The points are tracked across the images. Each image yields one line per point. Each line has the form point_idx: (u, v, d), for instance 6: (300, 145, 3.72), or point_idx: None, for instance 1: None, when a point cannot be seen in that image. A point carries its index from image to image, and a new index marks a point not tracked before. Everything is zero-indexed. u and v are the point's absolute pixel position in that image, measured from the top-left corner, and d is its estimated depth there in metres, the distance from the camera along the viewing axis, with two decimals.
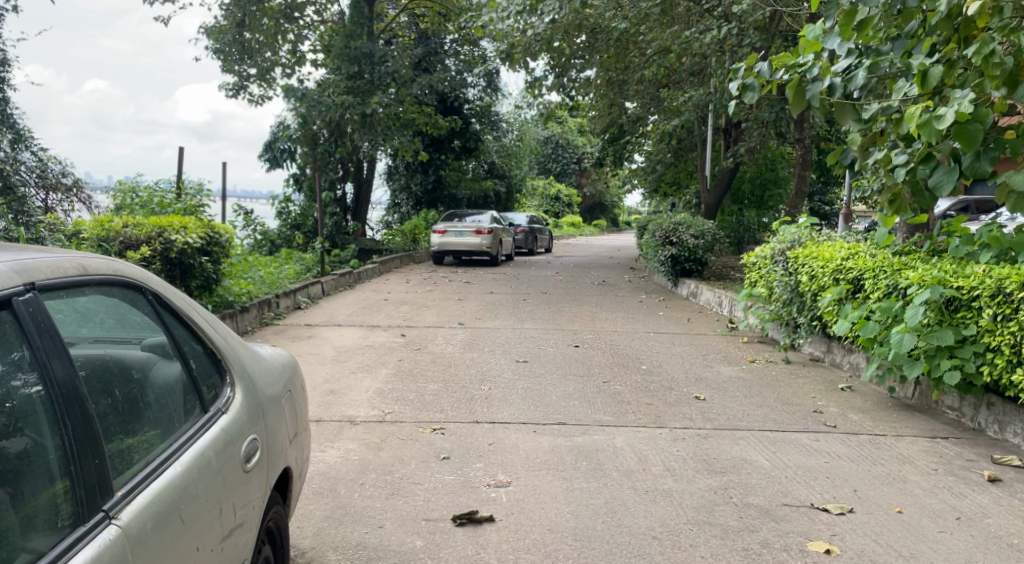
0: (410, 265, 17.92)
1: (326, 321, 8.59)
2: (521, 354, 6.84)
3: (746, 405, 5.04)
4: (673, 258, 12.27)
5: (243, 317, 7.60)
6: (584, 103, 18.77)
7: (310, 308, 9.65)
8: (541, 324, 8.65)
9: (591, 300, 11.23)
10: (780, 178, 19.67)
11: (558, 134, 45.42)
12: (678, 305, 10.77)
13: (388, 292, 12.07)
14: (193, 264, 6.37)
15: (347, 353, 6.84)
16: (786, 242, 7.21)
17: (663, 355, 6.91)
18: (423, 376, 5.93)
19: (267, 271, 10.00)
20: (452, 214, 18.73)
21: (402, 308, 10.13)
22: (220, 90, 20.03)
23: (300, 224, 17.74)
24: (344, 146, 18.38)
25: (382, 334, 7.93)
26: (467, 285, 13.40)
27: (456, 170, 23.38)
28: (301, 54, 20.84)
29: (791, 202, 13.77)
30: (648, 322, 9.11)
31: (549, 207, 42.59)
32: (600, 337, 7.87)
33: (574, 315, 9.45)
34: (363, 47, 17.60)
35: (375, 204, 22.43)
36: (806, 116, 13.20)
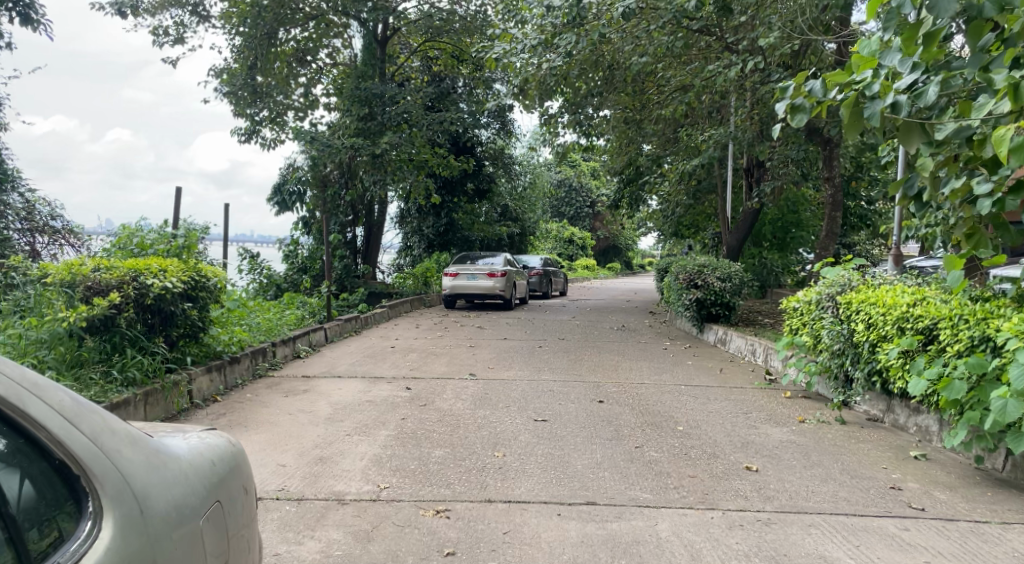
0: (421, 309, 17.30)
1: (325, 372, 7.90)
2: (540, 411, 6.10)
3: (809, 480, 4.24)
4: (699, 302, 11.54)
5: (232, 369, 6.94)
6: (600, 143, 18.37)
7: (310, 357, 8.98)
8: (560, 375, 7.90)
9: (612, 347, 10.47)
10: (804, 219, 19.00)
11: (573, 178, 45.28)
12: (706, 353, 10.00)
13: (395, 339, 11.39)
14: (173, 312, 5.77)
15: (345, 410, 6.13)
16: (834, 286, 6.48)
17: (699, 412, 6.12)
18: (428, 439, 5.18)
19: (266, 317, 9.39)
20: (464, 257, 18.20)
21: (409, 356, 9.43)
22: (232, 134, 19.84)
23: (308, 267, 17.23)
24: (354, 189, 18.15)
25: (386, 386, 7.21)
26: (479, 331, 12.71)
27: (470, 213, 22.98)
28: (313, 97, 20.70)
29: (822, 244, 13.06)
30: (676, 372, 8.34)
31: (562, 250, 42.13)
32: (626, 390, 7.11)
33: (594, 364, 8.71)
34: (374, 88, 17.51)
35: (386, 248, 21.97)
36: (833, 153, 12.58)
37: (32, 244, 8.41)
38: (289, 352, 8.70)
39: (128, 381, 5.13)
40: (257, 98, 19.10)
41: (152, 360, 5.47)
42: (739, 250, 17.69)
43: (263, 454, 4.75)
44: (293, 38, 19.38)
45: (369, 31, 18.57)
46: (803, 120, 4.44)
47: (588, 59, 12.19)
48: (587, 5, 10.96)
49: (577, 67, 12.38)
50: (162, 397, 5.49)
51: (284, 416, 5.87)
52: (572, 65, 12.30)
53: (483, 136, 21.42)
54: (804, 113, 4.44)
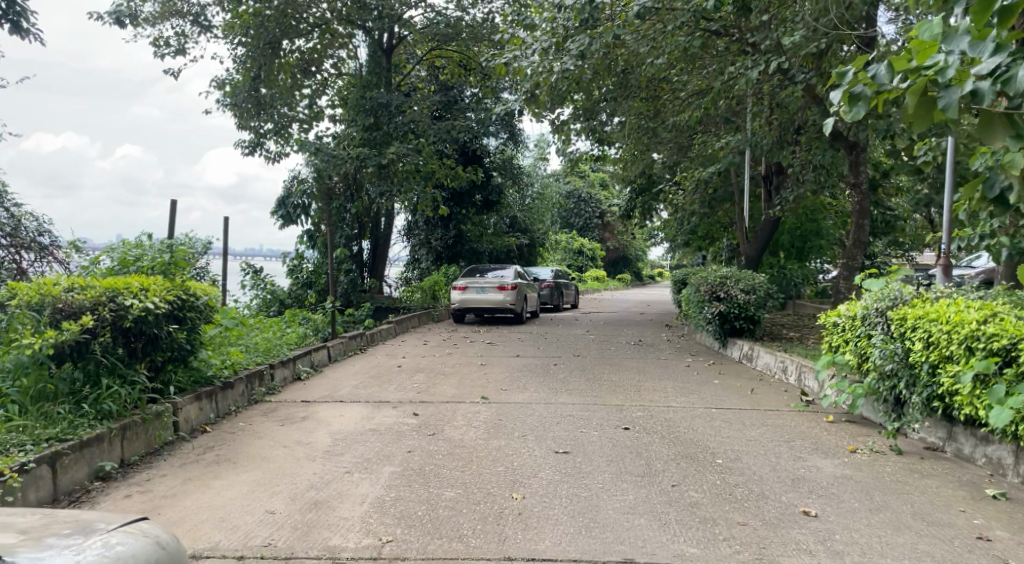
0: (430, 324, 16.79)
1: (326, 397, 7.34)
2: (560, 440, 5.52)
3: (880, 527, 3.64)
4: (722, 315, 10.96)
5: (225, 396, 6.44)
6: (612, 151, 17.86)
7: (311, 380, 8.43)
8: (578, 397, 7.32)
9: (632, 365, 9.88)
10: (823, 228, 18.37)
11: (581, 189, 44.79)
12: (732, 371, 9.39)
13: (401, 357, 10.83)
14: (158, 334, 5.29)
15: (346, 441, 5.58)
16: (883, 300, 5.88)
17: (736, 442, 5.52)
18: (437, 477, 4.61)
19: (265, 336, 8.87)
20: (473, 270, 17.69)
21: (416, 377, 8.87)
22: (236, 146, 19.45)
23: (312, 281, 16.67)
24: (360, 201, 17.84)
25: (391, 413, 6.66)
26: (489, 347, 12.13)
27: (478, 225, 22.52)
28: (318, 109, 20.32)
29: (849, 253, 12.37)
30: (705, 393, 7.74)
31: (572, 261, 41.56)
32: (652, 414, 6.52)
33: (614, 385, 8.12)
34: (380, 97, 17.12)
35: (393, 261, 21.47)
36: (860, 159, 11.96)
37: (16, 261, 7.94)
38: (288, 375, 8.16)
39: (102, 415, 4.70)
40: (261, 110, 18.70)
41: (131, 390, 5.02)
42: (759, 260, 17.06)
43: (250, 498, 4.20)
44: (297, 49, 19.07)
45: (374, 39, 18.24)
46: (861, 112, 4.08)
47: (601, 62, 11.71)
48: (600, 6, 10.51)
49: (589, 71, 11.89)
50: (143, 431, 5.02)
51: (278, 449, 5.31)
52: (584, 68, 11.80)
53: (491, 146, 21.48)
54: (862, 103, 4.09)
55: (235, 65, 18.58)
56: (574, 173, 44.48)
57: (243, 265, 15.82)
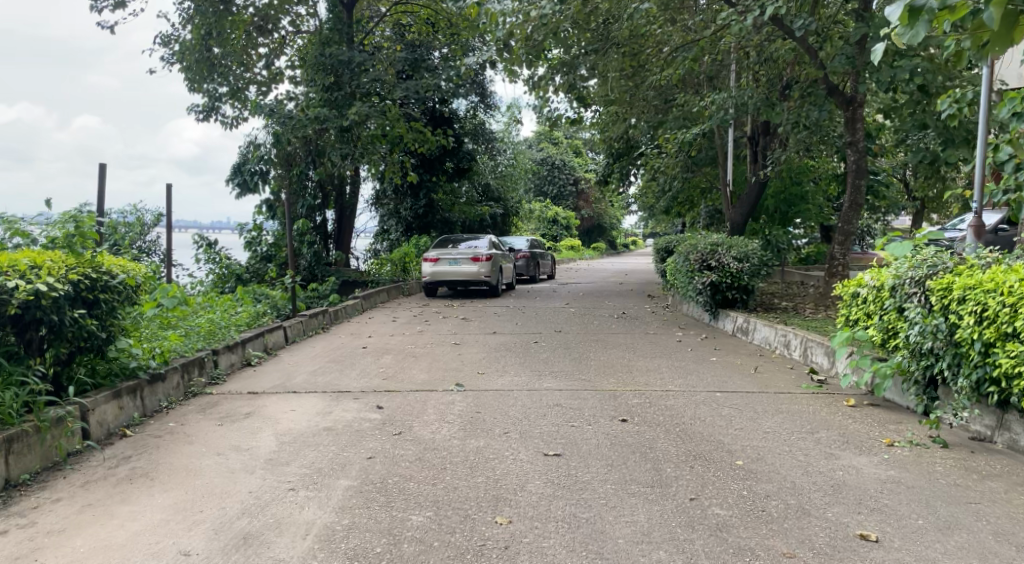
0: (400, 299, 15.86)
1: (277, 388, 6.39)
2: (549, 439, 4.68)
3: (961, 556, 2.89)
4: (713, 286, 10.20)
5: (154, 390, 5.45)
6: (590, 112, 16.88)
7: (263, 367, 7.47)
8: (565, 382, 6.49)
9: (620, 341, 9.10)
10: (807, 192, 17.73)
11: (555, 156, 43.77)
12: (728, 346, 8.64)
13: (367, 337, 9.89)
14: (60, 320, 4.32)
15: (296, 444, 4.67)
16: (920, 267, 5.11)
17: (754, 437, 4.74)
18: (403, 494, 3.75)
19: (210, 318, 7.84)
20: (446, 240, 16.74)
21: (382, 360, 7.96)
22: (189, 111, 17.95)
23: (273, 255, 15.49)
24: (323, 167, 16.48)
25: (351, 406, 5.76)
26: (464, 324, 11.23)
27: (450, 194, 21.50)
28: (276, 70, 18.90)
29: (844, 216, 11.47)
30: (705, 373, 6.97)
31: (546, 231, 40.71)
32: (651, 402, 5.73)
33: (604, 366, 7.31)
34: (341, 55, 15.83)
35: (360, 233, 20.36)
36: (857, 115, 11.12)
37: None
38: (233, 361, 7.17)
39: None
40: (215, 71, 17.44)
41: (22, 391, 4.05)
42: (744, 226, 16.35)
43: (163, 532, 3.29)
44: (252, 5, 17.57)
45: None
46: (924, 34, 2.96)
47: (582, 10, 10.68)
48: None
49: (569, 21, 10.89)
50: (38, 442, 4.03)
51: (210, 459, 4.38)
52: (564, 18, 10.78)
53: (461, 109, 20.60)
54: (925, 22, 2.94)
55: (183, 21, 17.06)
56: (547, 139, 43.42)
57: (196, 238, 14.66)
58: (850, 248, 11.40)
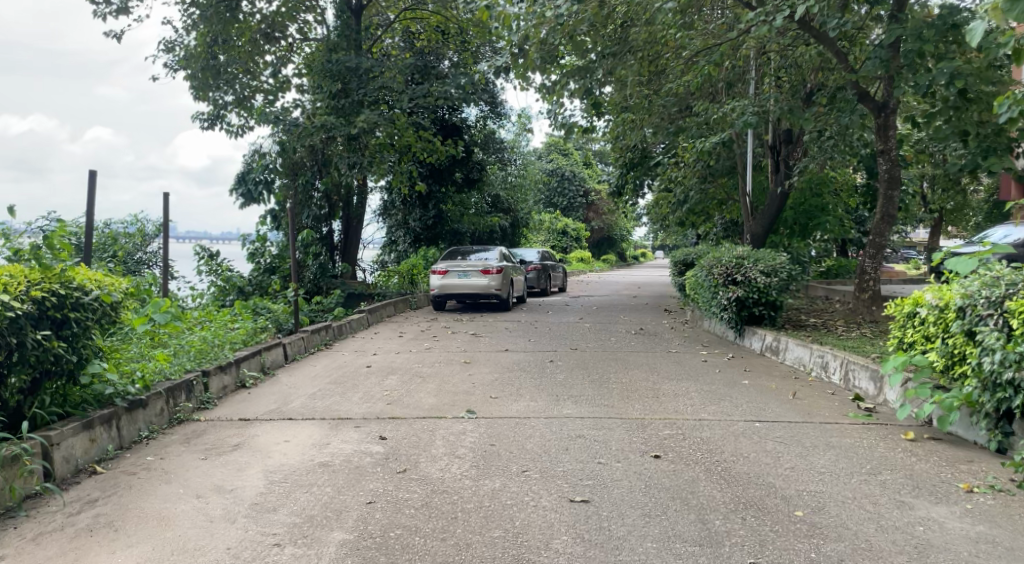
0: (408, 312, 15.33)
1: (271, 415, 5.85)
2: (575, 481, 4.10)
3: None
4: (739, 301, 9.60)
5: (131, 419, 4.92)
6: (603, 120, 16.45)
7: (259, 391, 6.92)
8: (587, 409, 5.92)
9: (641, 360, 8.52)
10: (828, 203, 17.14)
11: (564, 167, 43.29)
12: (759, 367, 8.02)
13: (372, 354, 9.34)
14: (24, 344, 3.81)
15: (286, 485, 4.11)
16: (992, 286, 4.56)
17: (809, 480, 4.14)
18: (406, 552, 3.17)
19: (202, 336, 7.33)
20: (454, 251, 16.19)
21: (387, 381, 7.40)
22: (194, 119, 17.57)
23: (276, 266, 14.99)
24: (330, 176, 16.13)
25: (351, 436, 5.20)
26: (474, 340, 10.67)
27: (459, 205, 21.06)
28: (283, 78, 18.51)
29: (876, 229, 10.79)
30: (739, 398, 6.36)
31: (555, 242, 40.18)
32: (684, 434, 5.14)
33: (627, 390, 6.72)
34: (349, 61, 15.43)
35: (368, 244, 19.88)
36: (889, 122, 10.53)
37: None
38: (226, 383, 6.65)
39: None
40: (222, 79, 16.92)
41: None
42: (765, 238, 15.67)
43: None
44: (259, 11, 17.24)
45: None
46: None
47: (601, 12, 10.19)
48: None
49: (587, 23, 10.36)
50: None
51: (188, 502, 3.82)
52: (581, 19, 10.25)
53: (471, 118, 20.16)
54: None
55: (188, 27, 16.70)
56: (557, 150, 43.00)
57: (197, 248, 14.20)
58: (882, 261, 10.73)
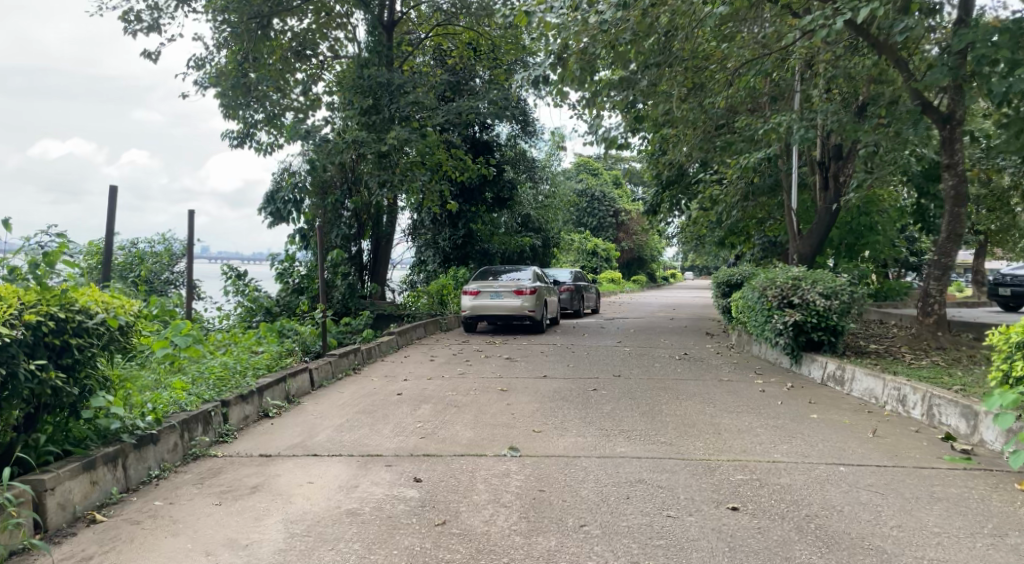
0: (438, 334, 14.85)
1: (294, 450, 5.35)
2: (643, 540, 3.49)
3: None
4: (796, 325, 8.90)
5: (140, 457, 4.48)
6: (636, 136, 16.03)
7: (282, 421, 6.44)
8: (642, 447, 5.30)
9: (692, 390, 7.87)
10: (877, 222, 16.34)
11: (594, 187, 42.78)
12: (824, 399, 7.29)
13: (402, 380, 8.83)
14: (15, 376, 3.37)
15: (308, 539, 3.57)
16: None
17: (924, 543, 3.47)
18: None
19: (223, 362, 6.92)
20: (486, 272, 15.68)
21: (419, 411, 6.86)
22: (224, 137, 17.46)
23: (305, 287, 14.63)
24: (359, 195, 15.90)
25: (382, 477, 4.65)
26: (508, 365, 10.10)
27: (489, 224, 20.68)
28: (314, 96, 18.38)
29: (942, 248, 9.92)
30: (812, 435, 5.68)
31: (586, 263, 39.52)
32: (759, 479, 4.49)
33: (684, 425, 6.08)
34: (380, 76, 15.21)
35: (397, 264, 19.52)
36: (955, 135, 9.80)
37: None
38: (246, 413, 6.23)
39: None
40: (253, 96, 16.79)
41: None
42: (813, 259, 14.88)
43: None
44: (290, 30, 17.32)
45: (373, 14, 16.38)
46: None
47: (645, 19, 9.72)
48: None
49: (629, 32, 9.92)
50: None
51: (195, 560, 3.30)
52: (624, 27, 9.82)
53: (502, 136, 19.83)
54: None
55: (219, 45, 16.65)
56: (587, 170, 42.63)
57: (225, 268, 13.95)
58: (948, 283, 9.91)
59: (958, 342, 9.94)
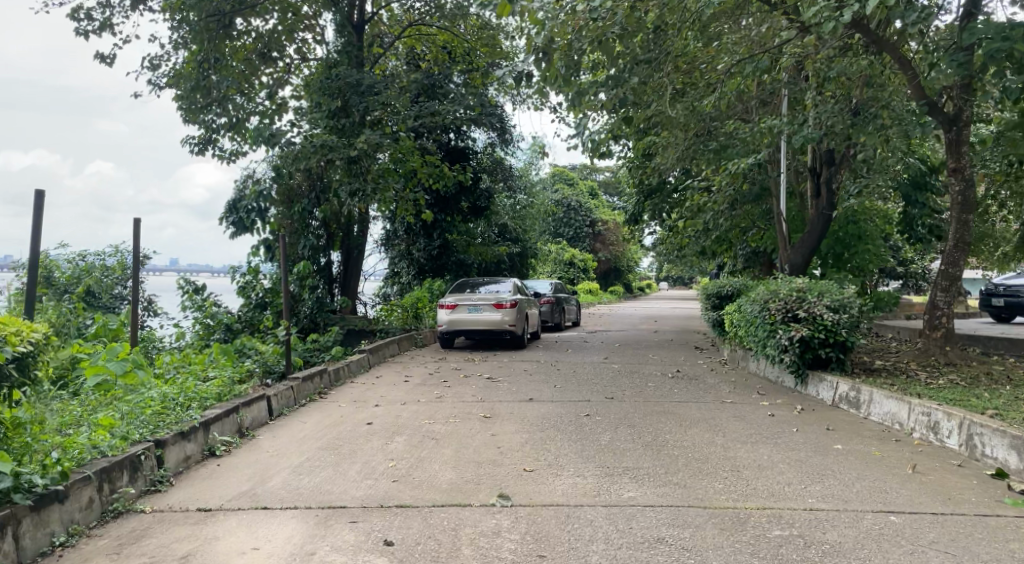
0: (413, 351, 13.97)
1: (239, 503, 4.48)
2: None
3: None
4: (802, 341, 8.24)
5: (40, 522, 3.63)
6: (618, 141, 15.41)
7: (230, 462, 5.55)
8: (654, 493, 4.52)
9: (695, 414, 7.14)
10: (866, 230, 15.89)
11: (570, 197, 42.21)
12: (843, 425, 6.59)
13: (374, 405, 7.96)
14: None
15: None
16: None
17: None
18: None
19: (162, 392, 6.02)
20: (463, 283, 14.86)
21: (392, 445, 6.00)
22: (183, 142, 16.44)
23: (268, 301, 13.65)
24: (329, 203, 15.04)
25: (344, 540, 3.80)
26: (490, 386, 9.26)
27: (465, 234, 19.87)
28: (280, 100, 17.47)
29: (949, 257, 9.38)
30: (844, 473, 4.96)
31: (563, 273, 38.80)
32: (802, 536, 3.73)
33: (696, 461, 5.32)
34: (349, 77, 14.35)
35: (369, 277, 18.61)
36: (962, 136, 9.30)
37: None
38: (188, 453, 5.36)
39: None
40: (213, 98, 15.59)
41: None
42: (804, 268, 14.36)
43: None
44: (254, 30, 16.46)
45: (343, 14, 15.58)
46: None
47: (634, 12, 9.09)
48: None
49: (616, 26, 9.27)
50: None
51: None
52: (611, 21, 9.19)
53: (479, 143, 19.12)
54: None
55: (178, 44, 15.69)
56: (563, 180, 42.09)
57: (181, 281, 13.00)
58: (956, 295, 9.36)
59: (967, 358, 9.39)
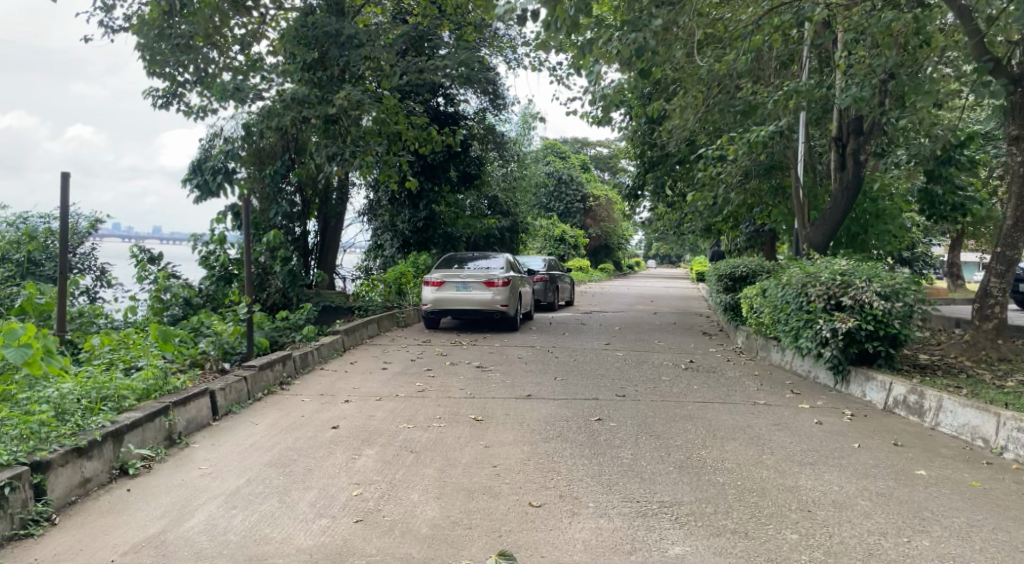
0: (394, 331, 12.71)
1: (137, 558, 3.20)
2: None
3: None
4: (847, 334, 7.04)
5: None
6: (621, 106, 14.05)
7: (149, 483, 4.27)
8: (709, 551, 3.30)
9: (729, 421, 5.94)
10: (885, 209, 14.78)
11: (562, 172, 40.73)
12: (911, 439, 5.43)
13: (343, 401, 6.69)
14: None
15: None
16: None
17: None
18: None
19: (67, 390, 4.71)
20: (450, 257, 13.52)
21: (359, 461, 4.74)
22: (146, 96, 14.82)
23: (234, 274, 12.28)
24: (303, 167, 13.62)
25: None
26: (480, 378, 8.01)
27: (453, 206, 18.52)
28: (254, 55, 15.84)
29: (1006, 236, 8.21)
30: (948, 517, 3.78)
31: (552, 249, 37.49)
32: None
33: (751, 493, 4.12)
34: (327, 25, 12.57)
35: (349, 249, 17.19)
36: None
37: None
38: (87, 475, 4.07)
39: None
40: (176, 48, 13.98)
41: None
42: (825, 247, 13.17)
43: None
44: None
45: None
46: None
47: None
48: None
49: None
50: None
51: None
52: None
53: (470, 108, 17.76)
54: None
55: None
56: (554, 153, 40.56)
57: (134, 250, 11.62)
58: (1012, 280, 8.22)
59: (1021, 352, 8.29)
